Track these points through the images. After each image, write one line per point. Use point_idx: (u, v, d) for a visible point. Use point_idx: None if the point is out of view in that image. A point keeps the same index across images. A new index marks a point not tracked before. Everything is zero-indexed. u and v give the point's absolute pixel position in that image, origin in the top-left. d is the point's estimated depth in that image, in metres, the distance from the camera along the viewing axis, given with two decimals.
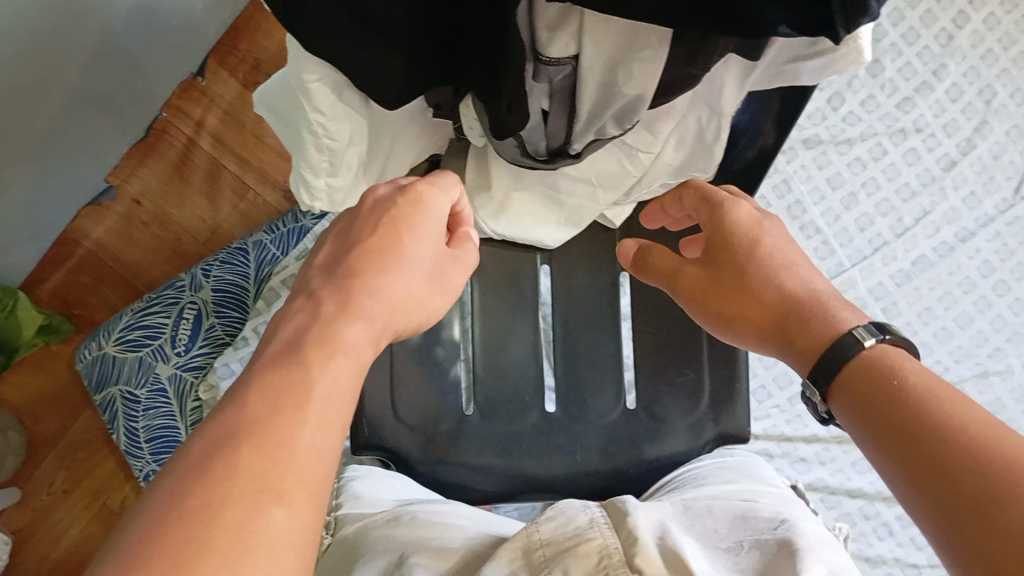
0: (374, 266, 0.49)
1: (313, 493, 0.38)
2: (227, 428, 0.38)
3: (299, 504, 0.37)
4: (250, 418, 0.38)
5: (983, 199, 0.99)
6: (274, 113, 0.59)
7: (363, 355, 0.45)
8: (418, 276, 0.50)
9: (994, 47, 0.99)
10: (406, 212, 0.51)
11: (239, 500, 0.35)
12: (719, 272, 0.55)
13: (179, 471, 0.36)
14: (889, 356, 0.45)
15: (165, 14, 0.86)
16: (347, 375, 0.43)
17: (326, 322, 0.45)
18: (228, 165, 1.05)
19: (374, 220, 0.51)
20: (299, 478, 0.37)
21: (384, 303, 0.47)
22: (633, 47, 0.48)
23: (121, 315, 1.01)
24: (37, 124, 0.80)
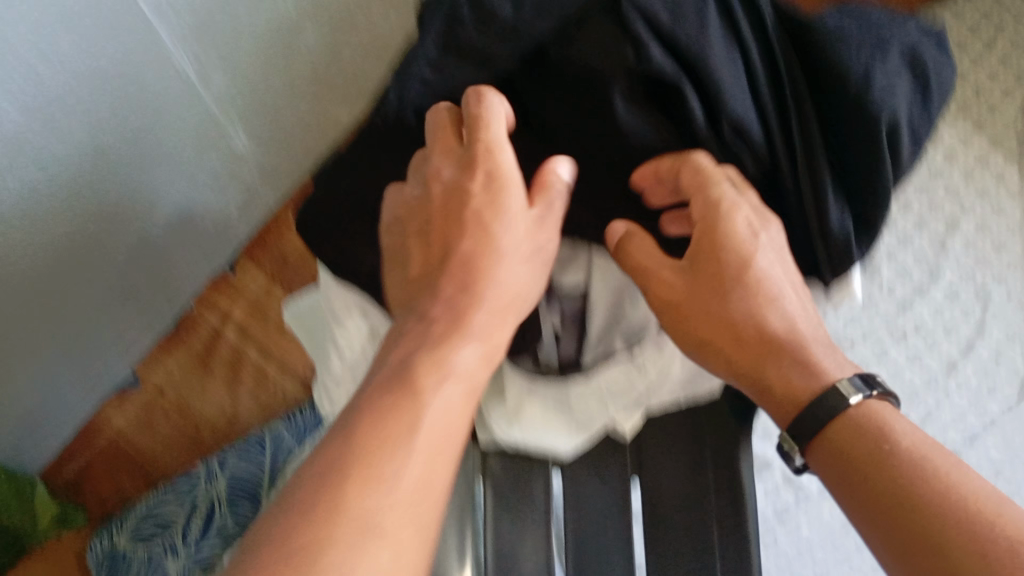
0: (461, 287, 0.46)
1: (417, 525, 0.38)
2: (312, 485, 0.38)
3: (401, 540, 0.37)
4: (335, 470, 0.38)
5: (986, 401, 1.00)
6: (304, 327, 0.65)
7: (474, 377, 0.44)
8: (516, 267, 0.47)
9: (985, 250, 1.06)
10: (488, 207, 0.48)
11: (341, 545, 0.36)
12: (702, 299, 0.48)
13: (276, 528, 0.36)
14: (878, 415, 0.42)
15: (199, 219, 0.92)
16: (452, 408, 0.42)
17: (434, 342, 0.44)
18: (250, 354, 1.09)
19: (456, 217, 0.48)
20: (398, 517, 0.38)
21: (489, 310, 0.46)
22: (631, 287, 0.60)
23: (137, 507, 1.03)
24: (72, 326, 0.85)
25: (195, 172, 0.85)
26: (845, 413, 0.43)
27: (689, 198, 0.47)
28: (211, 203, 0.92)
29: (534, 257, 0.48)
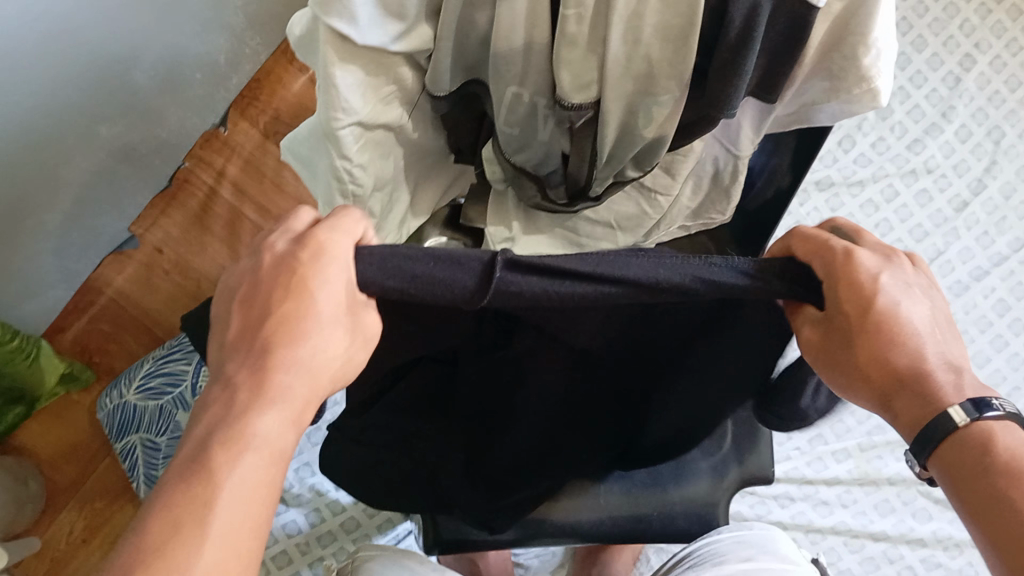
0: (272, 335, 0.42)
1: (268, 489, 0.40)
2: (197, 445, 0.40)
3: (253, 501, 0.40)
4: (210, 434, 0.40)
5: (996, 238, 1.00)
6: (301, 161, 0.61)
7: (282, 439, 0.41)
8: (326, 328, 0.42)
9: (1001, 89, 1.03)
10: (308, 266, 0.41)
11: (191, 490, 0.38)
12: (931, 407, 0.44)
13: (173, 478, 0.39)
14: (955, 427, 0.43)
15: (187, 59, 0.90)
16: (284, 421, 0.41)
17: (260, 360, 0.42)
18: (248, 213, 1.07)
19: (281, 278, 0.42)
20: (249, 491, 0.39)
21: (317, 350, 0.42)
22: (651, 92, 0.49)
23: (142, 362, 1.01)
24: (62, 172, 0.85)
25: (175, 11, 0.84)
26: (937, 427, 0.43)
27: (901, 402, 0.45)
28: (198, 51, 0.92)
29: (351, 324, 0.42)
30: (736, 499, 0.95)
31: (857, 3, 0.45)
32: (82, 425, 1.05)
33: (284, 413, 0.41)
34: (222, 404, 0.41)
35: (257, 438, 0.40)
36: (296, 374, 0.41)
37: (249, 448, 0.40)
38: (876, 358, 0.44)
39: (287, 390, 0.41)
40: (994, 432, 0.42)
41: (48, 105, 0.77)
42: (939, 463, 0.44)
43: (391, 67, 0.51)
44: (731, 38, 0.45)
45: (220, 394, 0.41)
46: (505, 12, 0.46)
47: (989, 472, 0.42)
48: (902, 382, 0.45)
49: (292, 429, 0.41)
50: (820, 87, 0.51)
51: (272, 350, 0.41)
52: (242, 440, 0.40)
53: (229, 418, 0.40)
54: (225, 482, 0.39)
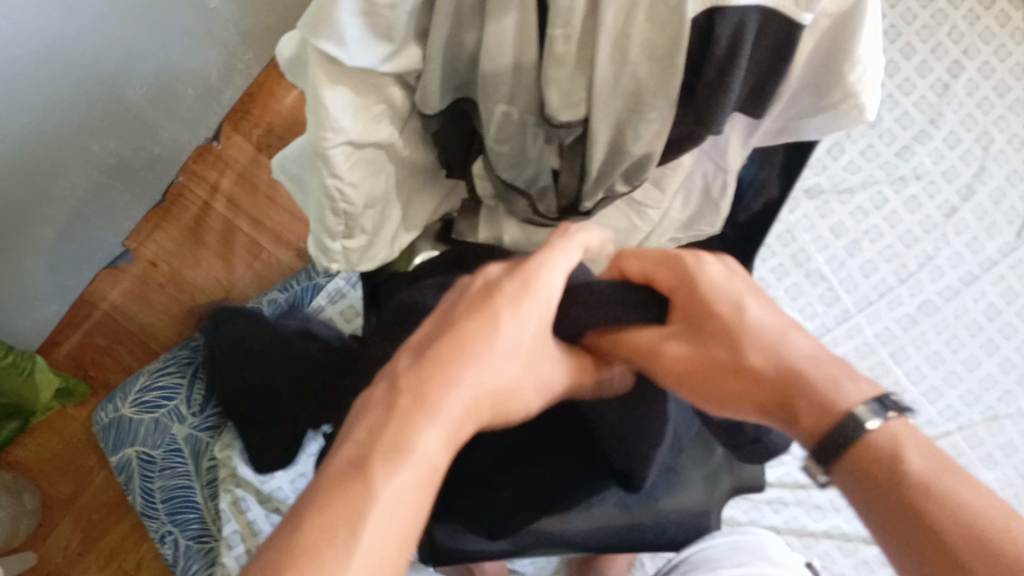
0: (441, 362, 0.42)
1: (419, 503, 0.38)
2: (355, 451, 0.38)
3: (403, 510, 0.37)
4: (369, 441, 0.39)
5: (986, 243, 1.00)
6: (293, 179, 0.61)
7: (436, 457, 0.39)
8: (496, 361, 0.44)
9: (990, 95, 1.04)
10: (506, 298, 0.46)
11: (334, 499, 0.36)
12: (827, 409, 0.39)
13: (316, 491, 0.36)
14: (884, 440, 0.38)
15: (179, 73, 0.91)
16: (435, 441, 0.39)
17: (409, 391, 0.41)
18: (241, 226, 1.08)
19: (471, 307, 0.46)
20: (400, 500, 0.37)
21: (486, 381, 0.43)
22: (639, 109, 0.50)
23: (137, 376, 1.00)
24: (57, 188, 0.85)
25: (168, 27, 0.84)
26: (854, 439, 0.38)
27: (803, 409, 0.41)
28: (191, 65, 0.92)
29: (520, 361, 0.46)
30: (730, 505, 0.95)
31: (842, 22, 0.46)
32: (77, 438, 1.05)
33: (439, 428, 0.40)
34: (377, 416, 0.40)
35: (417, 450, 0.38)
36: (453, 390, 0.41)
37: (408, 459, 0.38)
38: (759, 355, 0.43)
39: (451, 408, 0.41)
40: (901, 441, 0.37)
41: (43, 121, 0.77)
42: (846, 476, 0.39)
43: (381, 87, 0.51)
44: (717, 57, 0.46)
45: (377, 403, 0.41)
46: (494, 34, 0.46)
47: (889, 484, 0.37)
48: (793, 381, 0.41)
49: (449, 448, 0.40)
50: (807, 102, 0.52)
51: (438, 366, 0.42)
52: (400, 450, 0.38)
53: (380, 431, 0.39)
54: (385, 487, 0.36)
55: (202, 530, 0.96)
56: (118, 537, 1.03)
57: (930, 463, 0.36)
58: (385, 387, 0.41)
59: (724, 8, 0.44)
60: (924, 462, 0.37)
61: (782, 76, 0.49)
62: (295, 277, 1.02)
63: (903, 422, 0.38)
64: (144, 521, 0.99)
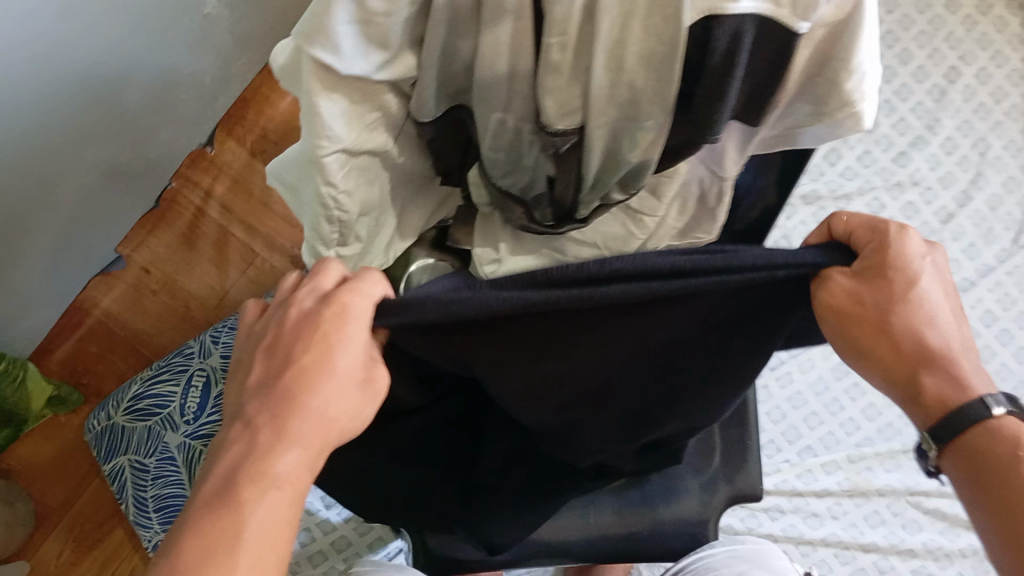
0: (286, 395, 0.45)
1: (282, 540, 0.43)
2: (215, 492, 0.44)
3: (264, 550, 0.42)
4: (227, 484, 0.44)
5: (982, 249, 1.00)
6: (286, 186, 0.60)
7: (299, 482, 0.44)
8: (338, 389, 0.45)
9: (986, 101, 1.04)
10: (332, 321, 0.45)
11: (206, 548, 0.41)
12: (959, 396, 0.45)
13: (192, 532, 0.42)
14: (1001, 431, 0.44)
15: (172, 80, 0.90)
16: (290, 478, 0.44)
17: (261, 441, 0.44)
18: (235, 233, 1.07)
19: (306, 331, 0.46)
20: (262, 540, 0.42)
21: (319, 414, 0.45)
22: (636, 117, 0.50)
23: (130, 384, 1.01)
24: (50, 197, 0.85)
25: (163, 34, 0.84)
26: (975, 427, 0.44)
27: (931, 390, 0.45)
28: (185, 72, 0.92)
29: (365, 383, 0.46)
30: (727, 513, 0.95)
31: (840, 29, 0.46)
32: (70, 447, 1.05)
33: (298, 456, 0.44)
34: (240, 451, 0.45)
35: (277, 476, 0.44)
36: (309, 419, 0.45)
37: (270, 488, 0.44)
38: (903, 335, 0.45)
39: (304, 431, 0.45)
40: (1008, 430, 0.44)
41: (38, 130, 0.77)
42: (954, 459, 0.46)
43: (376, 95, 0.51)
44: (714, 63, 0.46)
45: (237, 438, 0.45)
46: (489, 41, 0.46)
47: (999, 475, 0.44)
48: (926, 361, 0.45)
49: (306, 466, 0.45)
50: (804, 110, 0.52)
51: (283, 401, 0.45)
52: (264, 480, 0.44)
53: (249, 456, 0.44)
54: (251, 524, 0.43)
55: None
56: (110, 546, 1.02)
57: None
58: (240, 421, 0.46)
59: (721, 16, 0.43)
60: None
61: (781, 83, 0.49)
62: (291, 284, 1.03)
63: (1019, 419, 0.44)
64: (137, 530, 0.99)
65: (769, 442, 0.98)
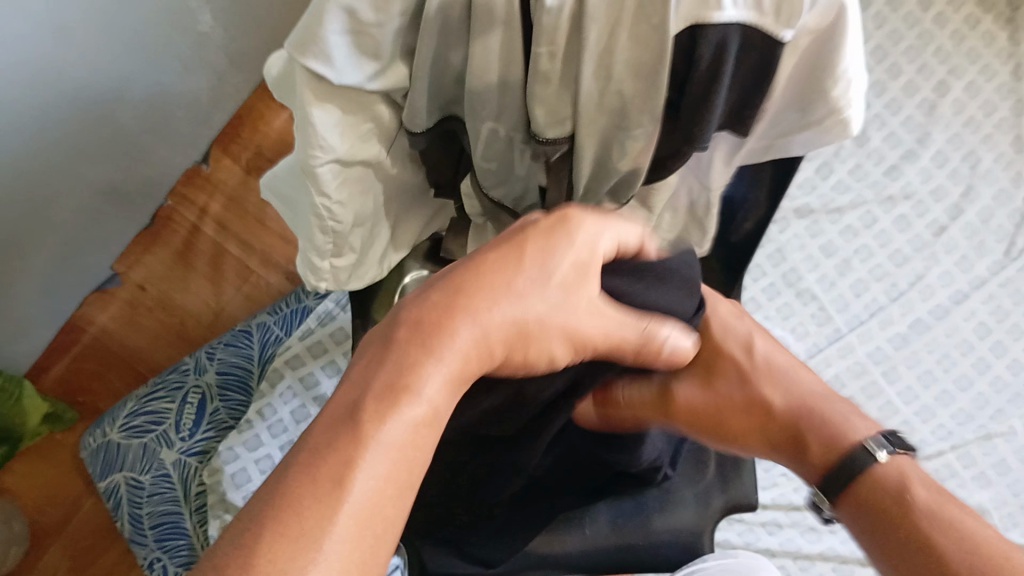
0: (471, 294, 0.41)
1: (412, 469, 0.37)
2: (352, 399, 0.37)
3: (395, 474, 0.36)
4: (370, 386, 0.38)
5: (975, 261, 1.01)
6: (282, 197, 0.61)
7: (441, 407, 0.38)
8: (526, 305, 0.42)
9: (975, 115, 1.05)
10: (544, 235, 0.44)
11: (337, 455, 0.35)
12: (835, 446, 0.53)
13: (317, 437, 0.36)
14: (887, 477, 0.50)
15: (172, 97, 0.91)
16: (437, 410, 0.38)
17: (410, 351, 0.39)
18: (231, 249, 1.08)
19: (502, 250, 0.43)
20: (401, 457, 0.36)
21: (482, 335, 0.41)
22: (625, 125, 0.50)
23: (125, 401, 1.00)
24: (53, 216, 0.86)
25: (161, 52, 0.85)
26: (866, 474, 0.51)
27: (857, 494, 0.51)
28: (181, 90, 0.92)
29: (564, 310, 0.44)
30: (724, 527, 0.95)
31: (824, 38, 0.46)
32: (65, 465, 1.04)
33: (450, 368, 0.39)
34: (371, 364, 0.39)
35: (421, 393, 0.38)
36: (470, 334, 0.40)
37: (411, 402, 0.37)
38: (780, 396, 0.58)
39: (453, 351, 0.40)
40: (910, 484, 0.49)
41: (37, 150, 0.78)
42: (847, 510, 0.52)
43: (367, 105, 0.51)
44: (700, 71, 0.46)
45: (393, 342, 0.39)
46: (479, 51, 0.47)
47: (897, 516, 0.49)
48: (813, 424, 0.56)
49: (451, 389, 0.39)
50: (791, 119, 0.52)
51: (454, 312, 0.40)
52: (400, 390, 0.37)
53: (378, 373, 0.38)
54: (391, 426, 0.36)
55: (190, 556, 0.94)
56: (106, 565, 1.02)
57: (931, 503, 0.48)
58: (404, 324, 0.40)
59: (705, 25, 0.44)
60: (926, 499, 0.49)
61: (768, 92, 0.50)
62: (286, 300, 1.03)
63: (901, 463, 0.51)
64: (133, 548, 0.98)
65: (766, 457, 0.97)
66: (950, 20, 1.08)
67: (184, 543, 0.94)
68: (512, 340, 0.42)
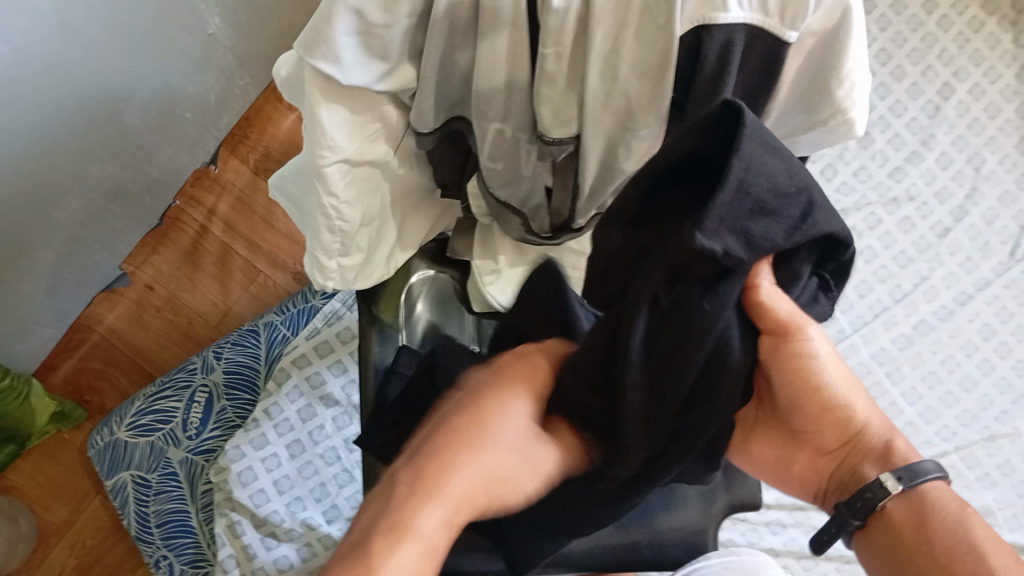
0: (447, 440, 0.47)
1: None
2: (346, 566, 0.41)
3: None
4: (373, 528, 0.43)
5: (979, 263, 1.01)
6: (289, 198, 0.61)
7: (437, 542, 0.43)
8: (506, 453, 0.48)
9: (980, 116, 1.05)
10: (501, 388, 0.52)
11: None
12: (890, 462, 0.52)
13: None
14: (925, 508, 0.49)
15: (179, 97, 0.92)
16: (418, 560, 0.41)
17: (398, 502, 0.44)
18: (238, 250, 1.09)
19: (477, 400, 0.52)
20: None
21: (474, 473, 0.46)
22: (631, 126, 0.51)
23: (132, 400, 1.01)
24: (56, 213, 0.86)
25: (167, 52, 0.86)
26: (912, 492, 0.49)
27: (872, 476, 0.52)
28: (189, 90, 0.93)
29: (524, 455, 0.49)
30: (728, 527, 0.95)
31: (827, 39, 0.47)
32: (72, 463, 1.05)
33: (444, 508, 0.44)
34: (380, 505, 0.44)
35: (419, 530, 0.42)
36: (460, 476, 0.45)
37: (409, 538, 0.42)
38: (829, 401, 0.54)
39: (454, 491, 0.45)
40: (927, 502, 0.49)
41: (42, 148, 0.78)
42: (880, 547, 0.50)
43: (375, 105, 0.52)
44: (706, 72, 0.47)
45: (386, 496, 0.44)
46: (487, 52, 0.47)
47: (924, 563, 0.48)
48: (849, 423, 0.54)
49: (450, 527, 0.44)
50: (796, 120, 0.53)
51: (442, 447, 0.47)
52: (401, 527, 0.42)
53: (392, 514, 0.43)
54: (386, 574, 0.40)
55: (197, 554, 0.95)
56: (113, 562, 1.02)
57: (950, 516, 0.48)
58: (386, 478, 0.46)
59: (710, 26, 0.45)
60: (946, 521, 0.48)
61: (775, 91, 0.50)
62: (293, 300, 1.04)
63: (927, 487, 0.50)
64: (139, 546, 0.99)
65: None
66: (953, 23, 1.06)
67: (190, 541, 0.95)
68: (488, 489, 0.47)
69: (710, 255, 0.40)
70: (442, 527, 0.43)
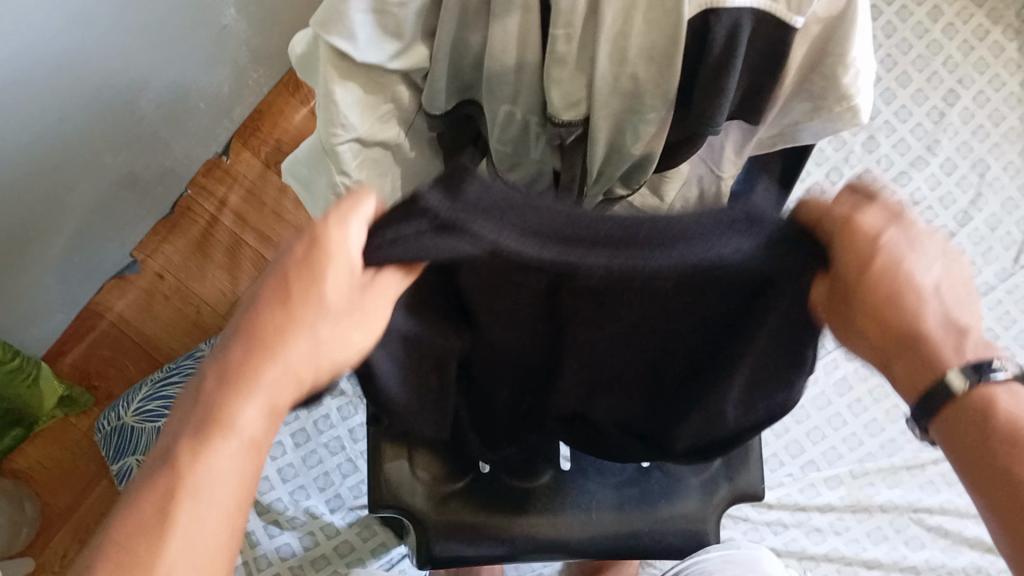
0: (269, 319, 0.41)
1: (223, 519, 0.40)
2: (168, 447, 0.41)
3: (200, 545, 0.39)
4: (196, 415, 0.41)
5: (984, 268, 1.01)
6: (303, 181, 0.62)
7: (262, 433, 0.42)
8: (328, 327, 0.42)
9: (984, 123, 1.06)
10: (316, 259, 0.41)
11: (148, 509, 0.39)
12: (931, 369, 0.41)
13: (156, 457, 0.41)
14: (990, 400, 0.40)
15: (193, 88, 0.93)
16: (239, 459, 0.41)
17: (222, 396, 0.41)
18: (247, 241, 1.10)
19: (291, 270, 0.42)
20: (198, 524, 0.39)
21: (295, 365, 0.42)
22: (639, 109, 0.51)
23: (140, 386, 1.02)
24: (70, 198, 0.88)
25: (186, 39, 0.87)
26: (956, 397, 0.40)
27: (905, 352, 0.42)
28: (202, 80, 0.94)
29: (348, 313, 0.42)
30: (728, 526, 0.96)
31: (834, 25, 0.48)
32: (78, 449, 1.06)
33: (263, 401, 0.41)
34: (206, 395, 0.41)
35: (239, 426, 0.41)
36: (276, 364, 0.41)
37: (227, 437, 0.41)
38: (885, 309, 0.41)
39: (273, 378, 0.41)
40: (998, 396, 0.40)
41: (61, 130, 0.80)
42: (941, 430, 0.42)
43: (388, 85, 0.53)
44: (714, 54, 0.47)
45: (206, 377, 0.42)
46: (498, 32, 0.48)
47: (999, 441, 0.39)
48: (910, 335, 0.42)
49: (272, 416, 0.42)
50: (801, 107, 0.54)
51: (266, 329, 0.41)
52: (223, 429, 0.41)
53: (206, 410, 0.41)
54: (195, 484, 0.40)
55: None
56: None
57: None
58: (212, 360, 0.42)
59: (719, 9, 0.45)
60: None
61: (780, 78, 0.51)
62: None
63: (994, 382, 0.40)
64: None
65: (772, 456, 0.98)
66: (958, 32, 1.08)
67: None
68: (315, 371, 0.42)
69: (710, 41, 0.47)
70: (258, 417, 0.41)
